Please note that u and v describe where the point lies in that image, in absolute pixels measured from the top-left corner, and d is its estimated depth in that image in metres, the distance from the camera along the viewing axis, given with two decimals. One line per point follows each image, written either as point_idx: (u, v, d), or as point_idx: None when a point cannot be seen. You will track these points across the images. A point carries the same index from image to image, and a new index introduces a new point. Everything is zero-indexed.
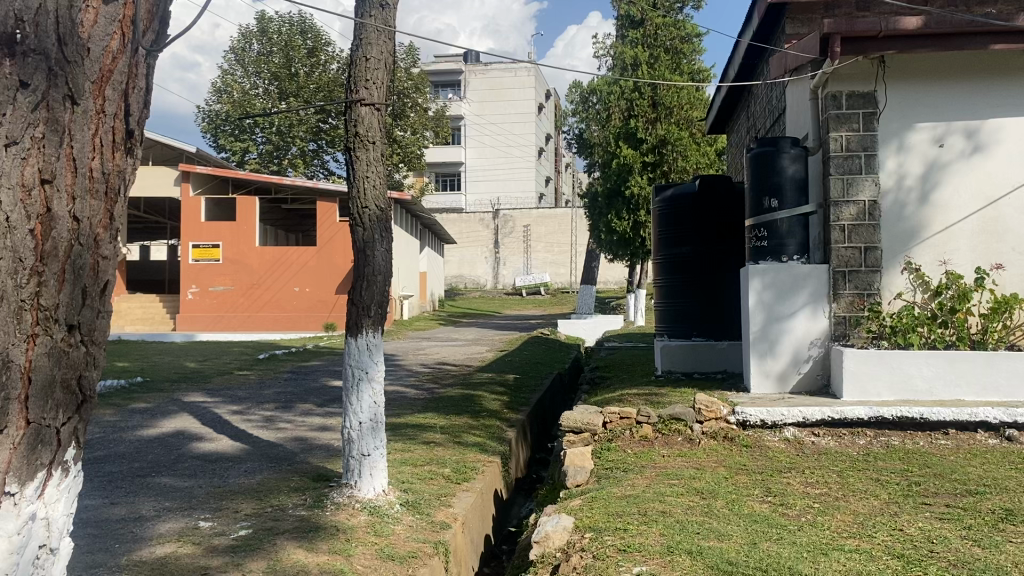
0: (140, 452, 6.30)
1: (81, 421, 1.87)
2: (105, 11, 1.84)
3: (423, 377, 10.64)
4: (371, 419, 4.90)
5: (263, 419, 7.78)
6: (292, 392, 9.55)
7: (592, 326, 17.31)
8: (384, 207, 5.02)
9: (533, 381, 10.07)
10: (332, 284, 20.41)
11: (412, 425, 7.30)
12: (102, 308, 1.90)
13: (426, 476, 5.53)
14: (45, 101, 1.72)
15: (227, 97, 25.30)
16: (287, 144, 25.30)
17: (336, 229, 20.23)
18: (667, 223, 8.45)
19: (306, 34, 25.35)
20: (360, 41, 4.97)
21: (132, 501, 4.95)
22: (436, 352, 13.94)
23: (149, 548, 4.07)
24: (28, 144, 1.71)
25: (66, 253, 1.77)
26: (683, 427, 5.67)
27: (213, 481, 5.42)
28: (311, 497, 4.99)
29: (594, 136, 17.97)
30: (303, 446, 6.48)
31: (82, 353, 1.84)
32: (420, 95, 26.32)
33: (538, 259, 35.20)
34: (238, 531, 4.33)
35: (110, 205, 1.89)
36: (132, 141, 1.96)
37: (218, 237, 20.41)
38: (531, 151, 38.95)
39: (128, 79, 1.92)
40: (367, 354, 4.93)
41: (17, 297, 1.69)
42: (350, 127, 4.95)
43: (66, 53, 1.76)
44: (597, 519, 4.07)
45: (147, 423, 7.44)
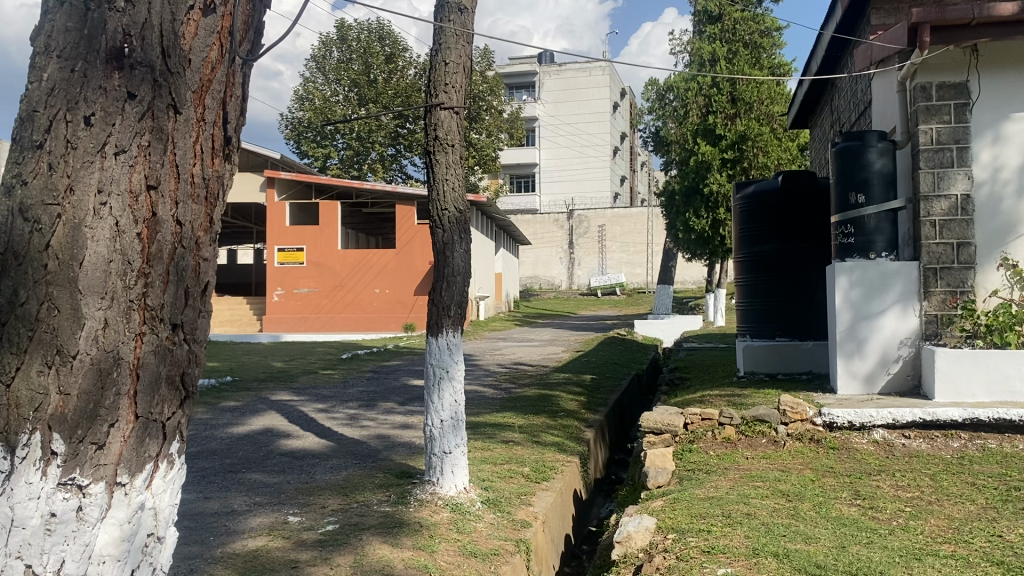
0: (230, 449, 6.52)
1: (184, 417, 1.94)
2: (205, 23, 1.92)
3: (501, 376, 10.73)
4: (451, 417, 4.97)
5: (346, 417, 7.95)
6: (374, 391, 9.73)
7: (669, 327, 17.14)
8: (463, 209, 5.08)
9: (611, 381, 10.06)
10: (411, 285, 20.73)
11: (491, 424, 7.35)
12: (204, 308, 1.97)
13: (506, 475, 5.57)
14: (150, 111, 1.81)
15: (309, 104, 25.94)
16: (367, 149, 25.80)
17: (415, 231, 20.54)
18: (747, 220, 8.34)
19: (384, 40, 25.80)
20: (439, 46, 5.03)
21: (224, 496, 5.13)
22: (512, 353, 14.02)
23: (242, 541, 4.22)
24: (135, 152, 1.79)
25: (171, 256, 1.85)
26: (767, 428, 5.58)
27: (301, 477, 5.58)
28: (395, 493, 5.08)
29: (672, 134, 17.77)
30: (386, 444, 6.61)
31: (184, 351, 1.92)
32: (494, 97, 26.50)
33: (614, 259, 34.95)
34: (325, 527, 4.44)
35: (210, 209, 1.97)
36: (230, 147, 2.03)
37: (302, 241, 20.98)
38: (606, 151, 38.73)
39: (226, 89, 2.00)
40: (448, 352, 5.01)
41: (126, 297, 1.78)
42: (430, 131, 5.03)
43: (170, 64, 1.84)
44: (679, 520, 4.04)
45: (237, 421, 7.69)
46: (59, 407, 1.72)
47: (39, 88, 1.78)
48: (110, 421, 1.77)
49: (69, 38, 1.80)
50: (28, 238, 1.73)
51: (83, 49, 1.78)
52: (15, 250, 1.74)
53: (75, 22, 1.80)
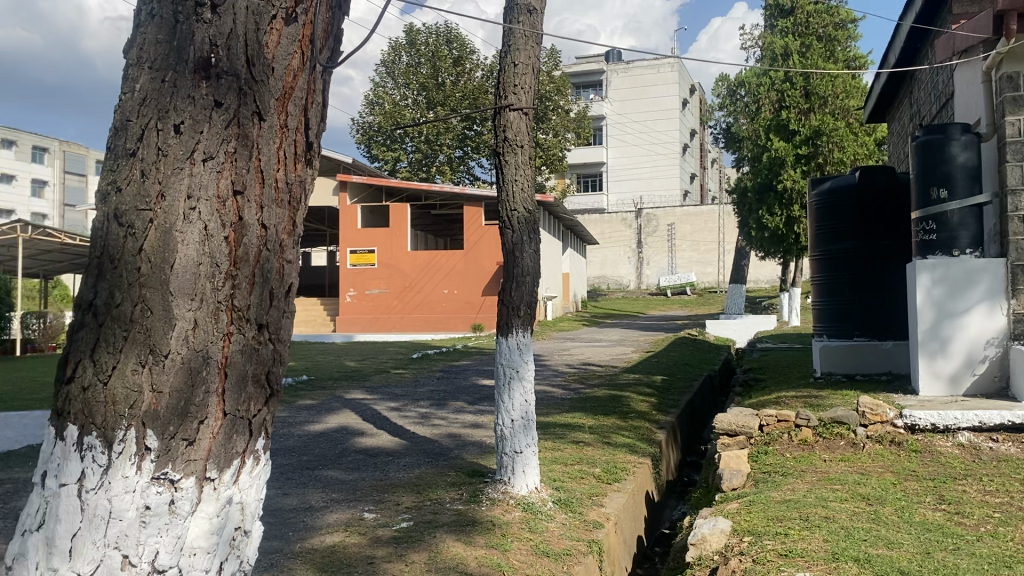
0: (307, 446, 6.67)
1: (269, 414, 2.00)
2: (287, 32, 1.98)
3: (570, 376, 10.73)
4: (522, 417, 4.99)
5: (417, 416, 8.05)
6: (444, 390, 9.84)
7: (742, 328, 16.86)
8: (532, 209, 5.10)
9: (682, 382, 9.97)
10: (480, 286, 20.84)
11: (562, 424, 7.36)
12: (287, 308, 2.03)
13: (577, 475, 5.57)
14: (236, 118, 1.87)
15: (379, 108, 26.32)
16: (435, 152, 26.11)
17: (483, 232, 20.65)
18: (824, 217, 8.14)
19: (452, 43, 26.05)
20: (508, 48, 5.06)
21: (302, 492, 5.25)
22: (581, 353, 13.99)
23: (320, 536, 4.32)
24: (222, 158, 1.86)
25: (256, 259, 1.91)
26: (845, 430, 5.45)
27: (375, 475, 5.68)
28: (466, 492, 5.12)
29: (743, 130, 17.46)
30: (458, 443, 6.68)
31: (270, 350, 1.97)
32: (561, 97, 26.48)
33: (684, 258, 34.52)
34: (400, 524, 4.51)
35: (293, 213, 2.03)
36: (312, 152, 2.08)
37: (373, 243, 21.35)
38: (675, 148, 38.29)
39: (307, 96, 2.05)
40: (518, 352, 5.03)
41: (215, 299, 1.85)
42: (499, 132, 5.06)
43: (254, 73, 1.90)
44: (755, 523, 3.98)
45: (313, 419, 7.88)
46: (153, 404, 1.78)
47: (132, 98, 1.87)
48: (200, 418, 1.83)
49: (159, 50, 1.88)
50: (123, 242, 1.81)
51: (172, 60, 1.86)
52: (111, 254, 1.82)
53: (165, 34, 1.88)
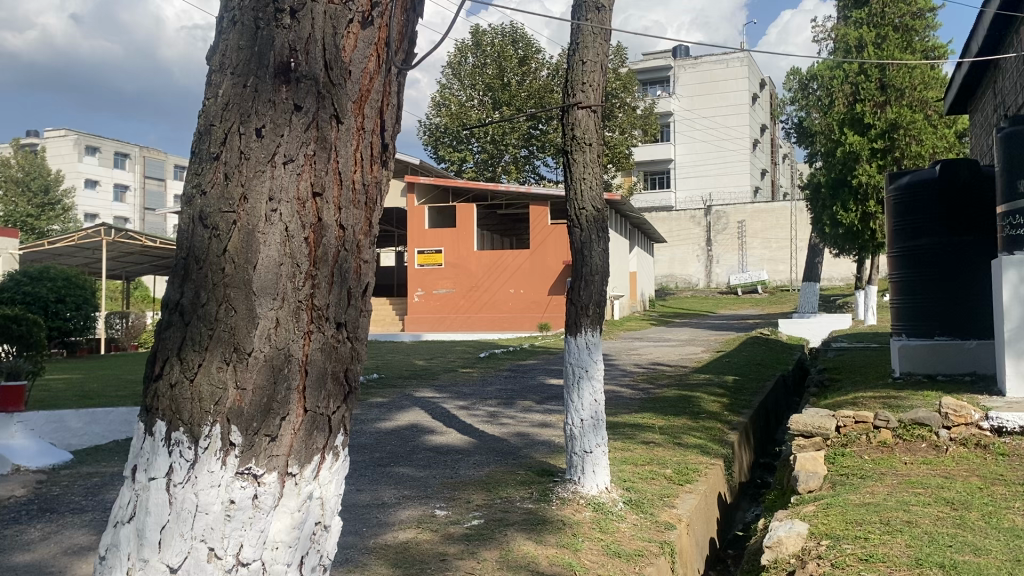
0: (379, 443, 6.77)
1: (348, 411, 2.03)
2: (363, 36, 2.01)
3: (639, 376, 10.66)
4: (592, 416, 4.97)
5: (487, 415, 8.09)
6: (513, 389, 9.88)
7: (817, 327, 16.45)
8: (600, 208, 5.08)
9: (754, 382, 9.81)
10: (546, 285, 20.81)
11: (631, 425, 7.31)
12: (364, 308, 2.05)
13: (648, 476, 5.53)
14: (315, 122, 1.91)
15: (446, 109, 26.55)
16: (501, 152, 26.22)
17: (549, 232, 20.63)
18: (902, 214, 7.87)
19: (518, 43, 26.12)
20: (577, 45, 5.05)
21: (375, 489, 5.33)
22: (649, 353, 13.85)
23: (393, 532, 4.38)
24: (302, 160, 1.90)
25: (335, 258, 1.95)
26: (928, 432, 5.28)
27: (446, 473, 5.72)
28: (536, 491, 5.13)
29: (816, 124, 17.01)
30: (526, 442, 6.70)
31: (348, 348, 2.00)
32: (628, 94, 26.28)
33: (755, 256, 33.86)
34: (471, 521, 4.54)
35: (370, 213, 2.06)
36: (387, 153, 2.11)
37: (440, 243, 21.58)
38: (745, 144, 37.57)
39: (383, 97, 2.08)
40: (587, 352, 5.02)
41: (295, 297, 1.89)
42: (568, 131, 5.06)
43: (332, 77, 1.94)
44: (833, 526, 3.88)
45: (385, 416, 8.00)
46: (237, 401, 1.83)
47: (216, 103, 1.92)
48: (282, 414, 1.87)
49: (241, 56, 1.93)
50: (208, 243, 1.87)
51: (253, 66, 1.91)
52: (197, 255, 1.88)
53: (246, 40, 1.93)
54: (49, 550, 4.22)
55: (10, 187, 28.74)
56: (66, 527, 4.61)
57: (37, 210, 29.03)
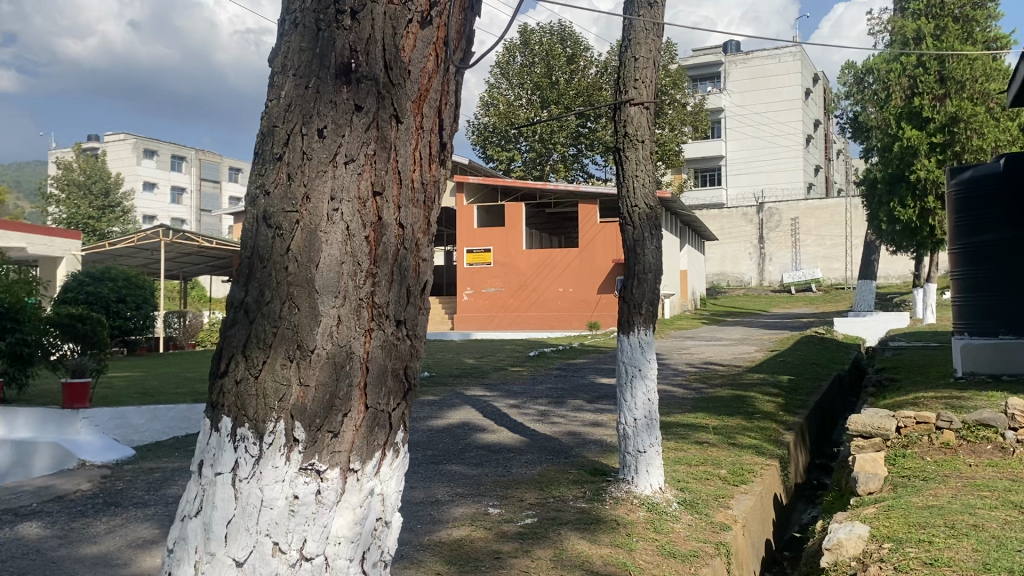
0: (431, 441, 6.81)
1: (408, 407, 2.04)
2: (423, 35, 2.02)
3: (691, 375, 10.55)
4: (645, 416, 4.93)
5: (537, 413, 8.09)
6: (564, 388, 9.86)
7: (873, 325, 16.09)
8: (653, 205, 5.04)
9: (810, 381, 9.65)
10: (596, 283, 20.72)
11: (684, 424, 7.24)
12: (423, 306, 2.07)
13: (703, 476, 5.48)
14: (375, 121, 1.93)
15: (494, 109, 26.60)
16: (550, 150, 26.20)
17: (598, 230, 20.54)
18: (964, 210, 7.65)
19: (566, 42, 26.07)
20: (630, 41, 5.03)
21: (429, 486, 5.37)
22: (701, 352, 13.71)
23: (447, 530, 4.41)
24: (363, 160, 1.92)
25: (394, 257, 1.96)
26: (993, 435, 5.16)
27: (497, 471, 5.73)
28: (590, 490, 5.11)
29: (872, 119, 16.69)
30: (578, 441, 6.68)
31: (407, 345, 2.01)
32: (677, 91, 26.04)
33: (809, 253, 33.29)
34: (524, 519, 4.54)
35: (428, 212, 2.07)
36: (445, 153, 2.12)
37: (490, 242, 21.67)
38: (799, 140, 36.95)
39: (441, 97, 2.09)
40: (640, 350, 4.98)
41: (356, 295, 1.91)
42: (620, 128, 5.03)
43: (392, 78, 1.95)
44: (895, 529, 3.80)
45: (437, 414, 8.05)
46: (301, 398, 1.86)
47: (279, 104, 1.95)
48: (345, 410, 1.90)
49: (303, 57, 1.96)
50: (272, 242, 1.90)
51: (315, 67, 1.94)
52: (261, 254, 1.91)
53: (307, 42, 1.96)
54: (115, 543, 4.34)
55: (73, 190, 29.60)
56: (131, 521, 4.74)
57: (99, 212, 29.85)
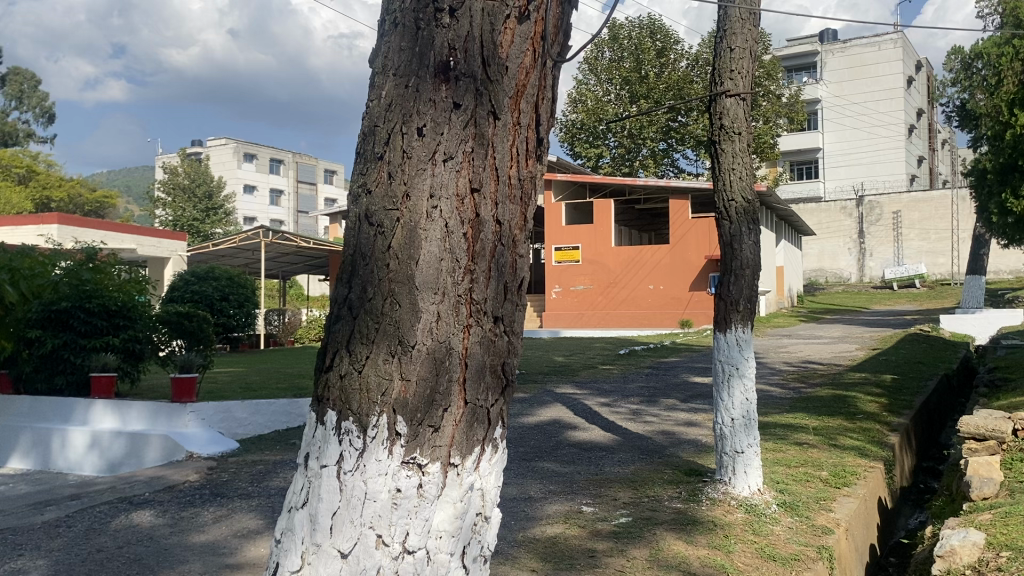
0: (523, 438, 6.83)
1: (506, 403, 2.04)
2: (520, 31, 2.02)
3: (789, 375, 10.23)
4: (743, 416, 4.82)
5: (629, 412, 8.01)
6: (655, 386, 9.75)
7: (984, 323, 15.30)
8: (751, 200, 4.92)
9: (916, 381, 9.23)
10: (688, 280, 20.34)
11: (783, 425, 7.06)
12: (520, 301, 2.06)
13: (803, 478, 5.31)
14: (473, 119, 1.94)
15: (582, 106, 26.49)
16: (639, 145, 25.99)
17: (689, 225, 20.16)
18: None
19: (656, 35, 25.74)
20: (725, 32, 4.93)
21: (521, 482, 5.39)
22: (798, 350, 13.31)
23: (541, 527, 4.40)
24: (461, 158, 1.92)
25: (492, 253, 1.97)
26: None
27: (590, 469, 5.71)
28: (685, 490, 5.03)
29: (979, 107, 15.70)
30: (672, 440, 6.59)
31: (505, 341, 2.01)
32: (772, 82, 25.36)
33: (912, 248, 31.96)
34: (619, 519, 4.50)
35: (525, 208, 2.05)
36: (543, 148, 2.10)
37: (578, 240, 21.65)
38: (901, 130, 35.47)
39: (539, 91, 2.07)
40: (737, 349, 4.88)
41: (455, 291, 1.92)
42: (716, 120, 4.93)
43: (490, 73, 1.96)
44: (1014, 537, 3.60)
45: (527, 411, 8.07)
46: (403, 393, 1.88)
47: (379, 104, 1.99)
48: (445, 406, 1.91)
49: (403, 56, 1.99)
50: (374, 241, 1.94)
51: (415, 66, 1.96)
52: (363, 252, 1.95)
53: (407, 41, 1.99)
54: (221, 533, 4.51)
55: (178, 194, 30.97)
56: (237, 511, 4.91)
57: (202, 214, 31.11)
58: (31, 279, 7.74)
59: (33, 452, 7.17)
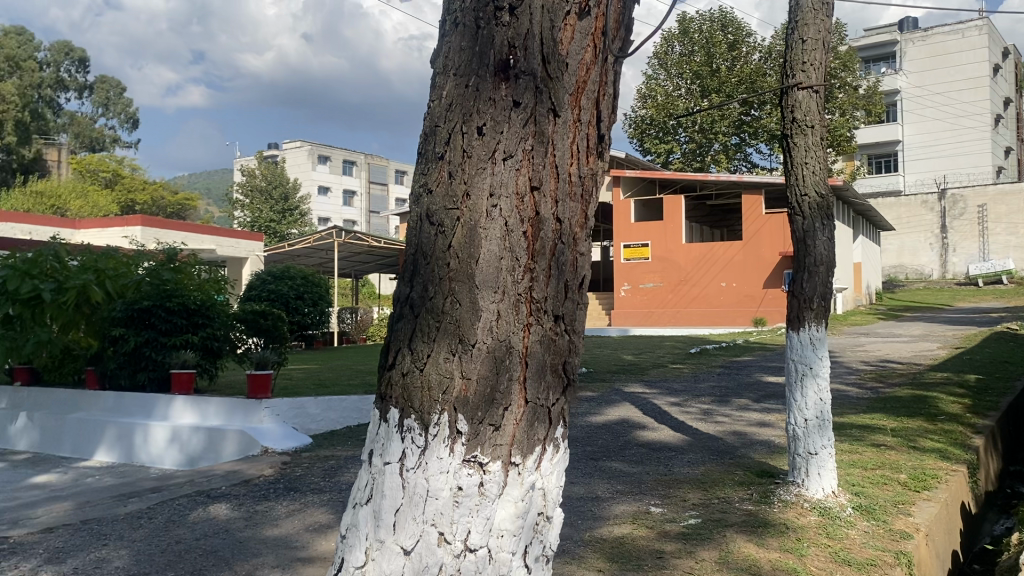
0: (590, 437, 6.79)
1: (567, 403, 2.03)
2: (580, 27, 2.01)
3: (867, 375, 9.93)
4: (817, 416, 4.70)
5: (699, 412, 7.90)
6: (726, 386, 9.59)
7: None
8: (825, 194, 4.79)
9: (1003, 381, 8.86)
10: (761, 277, 19.92)
11: (860, 425, 6.87)
12: (581, 300, 2.04)
13: (880, 481, 5.15)
14: (533, 117, 1.93)
15: (652, 101, 26.22)
16: (710, 141, 25.61)
17: (763, 221, 19.76)
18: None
19: (727, 28, 25.38)
20: (796, 24, 4.81)
21: (589, 481, 5.36)
22: (877, 349, 12.94)
23: (608, 527, 4.37)
24: (521, 156, 1.92)
25: (552, 251, 1.95)
26: None
27: (659, 469, 5.65)
28: (757, 492, 4.92)
29: None
30: (744, 441, 6.47)
31: (566, 340, 2.00)
32: (849, 73, 24.69)
33: (999, 243, 30.72)
34: (687, 520, 4.43)
35: (586, 206, 2.04)
36: (603, 145, 2.08)
37: (648, 237, 21.48)
38: (986, 120, 34.38)
39: (599, 88, 2.06)
40: (811, 348, 4.75)
41: (515, 290, 1.91)
42: (788, 113, 4.81)
43: (550, 71, 1.95)
44: None
45: (596, 410, 8.02)
46: (463, 391, 1.89)
47: (440, 105, 2.00)
48: (505, 404, 1.91)
49: (463, 56, 2.00)
50: (435, 240, 1.95)
51: (474, 66, 1.96)
52: (424, 250, 1.96)
53: (467, 41, 2.00)
54: (294, 526, 4.61)
55: (256, 196, 31.86)
56: (309, 506, 5.01)
57: (279, 216, 31.86)
58: (116, 279, 7.88)
59: (116, 446, 7.44)
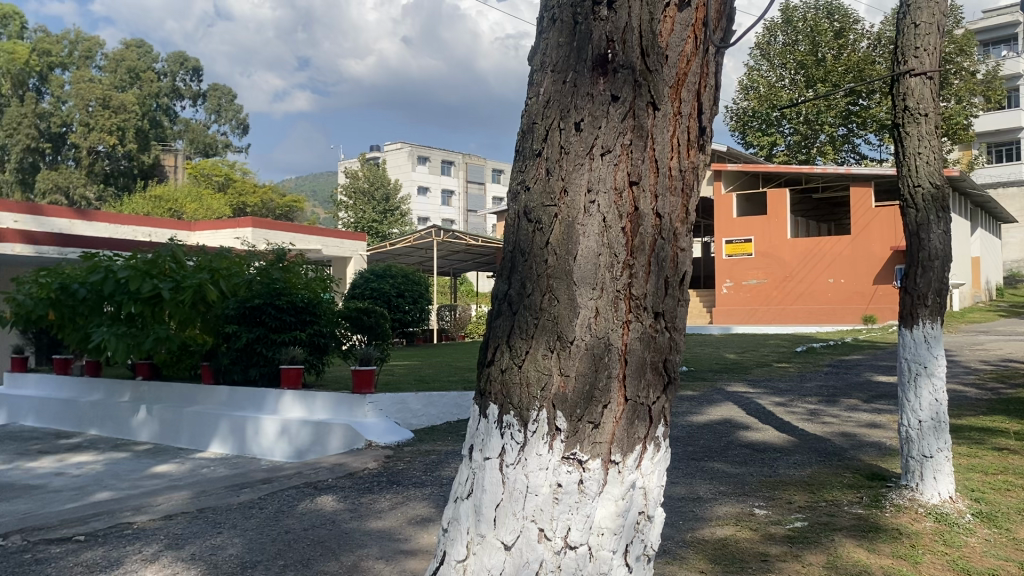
0: (692, 437, 6.68)
1: (668, 401, 1.99)
2: (680, 18, 1.96)
3: (988, 375, 9.41)
4: (932, 417, 4.48)
5: (806, 412, 7.67)
6: (835, 386, 9.26)
7: None
8: (940, 184, 4.57)
9: None
10: (871, 274, 19.14)
11: (980, 428, 6.51)
12: (682, 297, 2.00)
13: (1003, 486, 4.87)
14: (632, 110, 1.91)
15: (754, 93, 25.59)
16: (816, 132, 24.82)
17: (873, 215, 18.95)
18: None
19: (833, 16, 24.55)
20: (909, 7, 4.59)
21: (690, 482, 5.26)
22: (1000, 347, 12.23)
23: (710, 528, 4.29)
24: (619, 151, 1.90)
25: (652, 247, 1.92)
26: None
27: (763, 471, 5.50)
28: (867, 495, 4.73)
29: None
30: (853, 442, 6.24)
31: (666, 338, 1.96)
32: (965, 58, 23.49)
33: None
34: (793, 523, 4.30)
35: (687, 200, 2.00)
36: (704, 138, 2.03)
37: (750, 232, 21.00)
38: None
39: (700, 80, 2.01)
40: (925, 345, 4.55)
41: (613, 287, 1.90)
42: (899, 101, 4.61)
43: (649, 64, 1.92)
44: None
45: (696, 410, 7.87)
46: (562, 387, 1.88)
47: (538, 102, 2.01)
48: (604, 402, 1.89)
49: (561, 52, 2.00)
50: (533, 237, 1.95)
51: (573, 61, 1.96)
52: (523, 249, 1.97)
53: (565, 37, 2.00)
54: (397, 519, 4.70)
55: (359, 197, 32.68)
56: (411, 499, 5.10)
57: (381, 216, 32.57)
58: (229, 278, 8.27)
59: (230, 438, 7.78)
